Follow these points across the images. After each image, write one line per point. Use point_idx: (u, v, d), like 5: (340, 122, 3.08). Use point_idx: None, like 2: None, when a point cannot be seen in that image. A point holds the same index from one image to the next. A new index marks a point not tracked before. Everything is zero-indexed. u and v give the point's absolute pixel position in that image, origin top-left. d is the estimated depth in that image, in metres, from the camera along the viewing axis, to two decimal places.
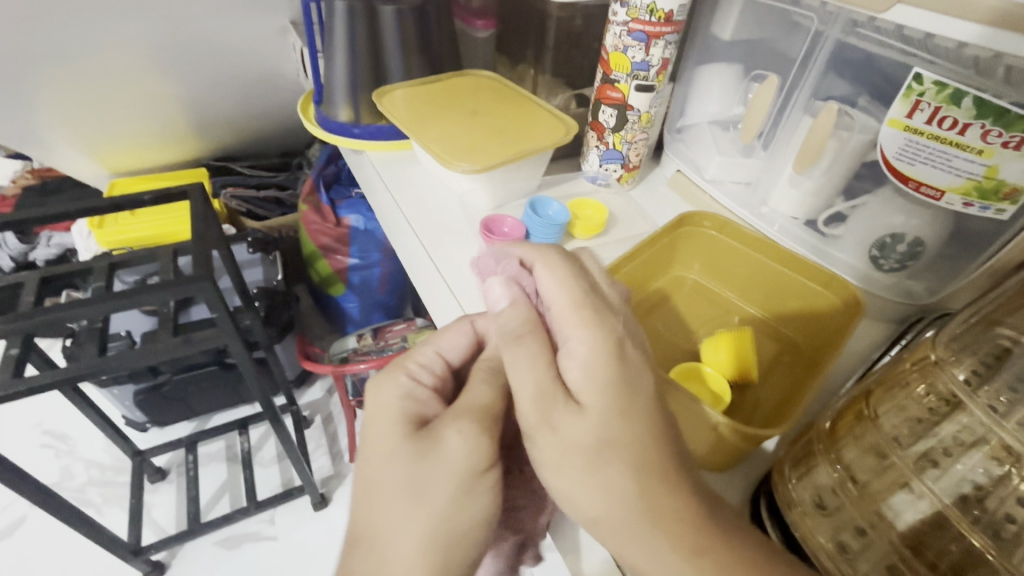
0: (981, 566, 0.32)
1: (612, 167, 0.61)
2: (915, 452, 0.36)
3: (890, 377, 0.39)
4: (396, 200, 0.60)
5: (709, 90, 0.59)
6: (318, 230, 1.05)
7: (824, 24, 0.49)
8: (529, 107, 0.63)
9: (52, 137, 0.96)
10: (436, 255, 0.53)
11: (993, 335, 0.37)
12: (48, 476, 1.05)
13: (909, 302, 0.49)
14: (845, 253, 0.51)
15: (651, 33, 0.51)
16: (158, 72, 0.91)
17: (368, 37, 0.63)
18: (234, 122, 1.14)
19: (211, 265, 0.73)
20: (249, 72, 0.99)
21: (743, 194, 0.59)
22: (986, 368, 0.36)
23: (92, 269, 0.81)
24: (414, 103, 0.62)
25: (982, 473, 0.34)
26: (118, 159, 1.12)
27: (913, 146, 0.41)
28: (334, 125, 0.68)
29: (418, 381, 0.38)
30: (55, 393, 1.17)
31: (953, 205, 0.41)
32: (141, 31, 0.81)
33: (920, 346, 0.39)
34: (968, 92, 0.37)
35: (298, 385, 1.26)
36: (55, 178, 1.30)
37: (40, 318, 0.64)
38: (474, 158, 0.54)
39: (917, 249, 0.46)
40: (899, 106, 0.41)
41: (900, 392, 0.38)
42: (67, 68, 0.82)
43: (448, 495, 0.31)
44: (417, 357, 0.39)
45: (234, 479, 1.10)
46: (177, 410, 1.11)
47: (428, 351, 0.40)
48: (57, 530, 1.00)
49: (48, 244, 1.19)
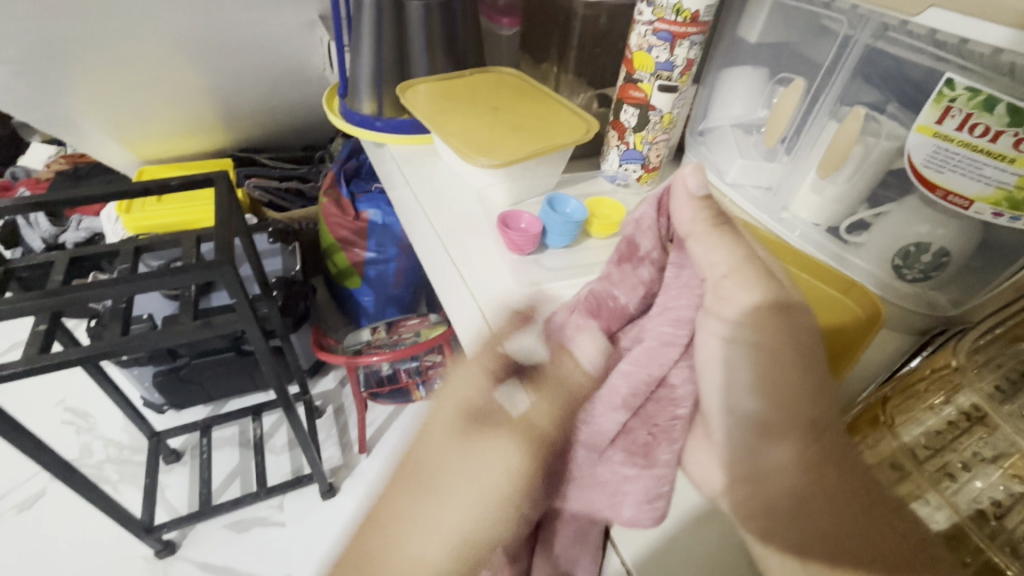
0: None
1: (631, 168, 0.61)
2: (932, 464, 0.36)
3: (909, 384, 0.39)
4: (416, 194, 0.60)
5: (733, 93, 0.59)
6: (337, 223, 1.07)
7: (853, 28, 0.48)
8: (551, 106, 0.63)
9: (86, 123, 0.98)
10: (451, 246, 0.54)
11: (1018, 351, 0.39)
12: (68, 452, 1.08)
13: (932, 314, 0.48)
14: (869, 262, 0.50)
15: (676, 33, 0.51)
16: (189, 63, 0.93)
17: (395, 31, 0.63)
18: (260, 114, 1.16)
19: (233, 251, 0.75)
20: (278, 64, 1.01)
21: (764, 198, 0.58)
22: (1013, 385, 0.37)
23: (120, 251, 0.83)
24: (436, 97, 0.63)
25: (1002, 491, 0.34)
26: (148, 147, 1.14)
27: (942, 154, 0.40)
28: (358, 117, 0.69)
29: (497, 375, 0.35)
30: (77, 371, 1.20)
31: (982, 215, 0.40)
32: (175, 22, 0.83)
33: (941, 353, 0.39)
34: (1001, 98, 0.36)
35: (311, 374, 1.28)
36: (86, 164, 1.33)
37: (68, 296, 0.66)
38: (495, 153, 0.54)
39: (943, 259, 0.45)
40: (928, 112, 0.40)
41: (918, 403, 0.38)
42: (102, 56, 0.85)
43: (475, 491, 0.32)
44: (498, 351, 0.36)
45: (246, 464, 1.12)
46: (193, 394, 1.13)
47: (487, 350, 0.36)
48: (76, 504, 1.02)
49: (77, 227, 1.23)
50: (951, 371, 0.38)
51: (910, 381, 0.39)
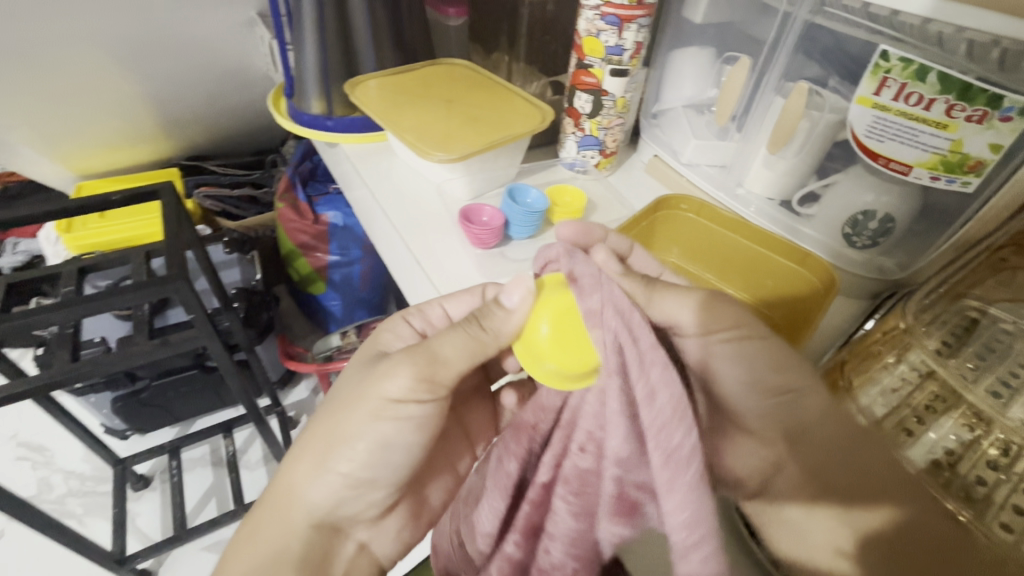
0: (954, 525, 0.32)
1: (589, 154, 0.61)
2: (891, 422, 0.38)
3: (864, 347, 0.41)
4: (374, 193, 0.59)
5: (683, 74, 0.60)
6: (295, 229, 1.03)
7: (792, 4, 0.49)
8: (505, 95, 0.62)
9: (11, 140, 0.92)
10: (414, 244, 0.53)
11: (961, 307, 0.46)
12: (25, 489, 1.02)
13: (881, 277, 0.50)
14: (821, 232, 0.52)
15: (623, 17, 0.51)
16: (121, 67, 0.88)
17: (339, 27, 0.61)
18: (205, 119, 1.12)
19: (186, 264, 0.71)
20: (220, 66, 0.97)
21: (719, 176, 0.59)
22: (958, 337, 0.44)
23: (62, 274, 0.79)
24: (388, 93, 0.61)
25: (954, 439, 0.37)
26: (85, 163, 1.08)
27: (881, 123, 0.42)
28: (306, 117, 0.67)
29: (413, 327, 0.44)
30: (28, 403, 1.14)
31: (921, 180, 0.42)
32: (103, 25, 0.79)
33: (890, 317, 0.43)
34: (932, 67, 0.38)
35: (282, 386, 1.25)
36: (18, 184, 1.25)
37: (9, 325, 0.62)
38: (452, 147, 0.53)
39: (888, 225, 0.47)
40: (866, 84, 0.41)
41: (874, 362, 0.41)
42: (25, 66, 0.79)
43: (371, 409, 0.38)
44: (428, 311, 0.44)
45: (220, 483, 1.09)
46: (157, 416, 1.09)
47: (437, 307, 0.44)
48: (39, 543, 0.97)
49: (14, 252, 1.16)
50: (900, 332, 0.41)
51: (865, 344, 0.41)
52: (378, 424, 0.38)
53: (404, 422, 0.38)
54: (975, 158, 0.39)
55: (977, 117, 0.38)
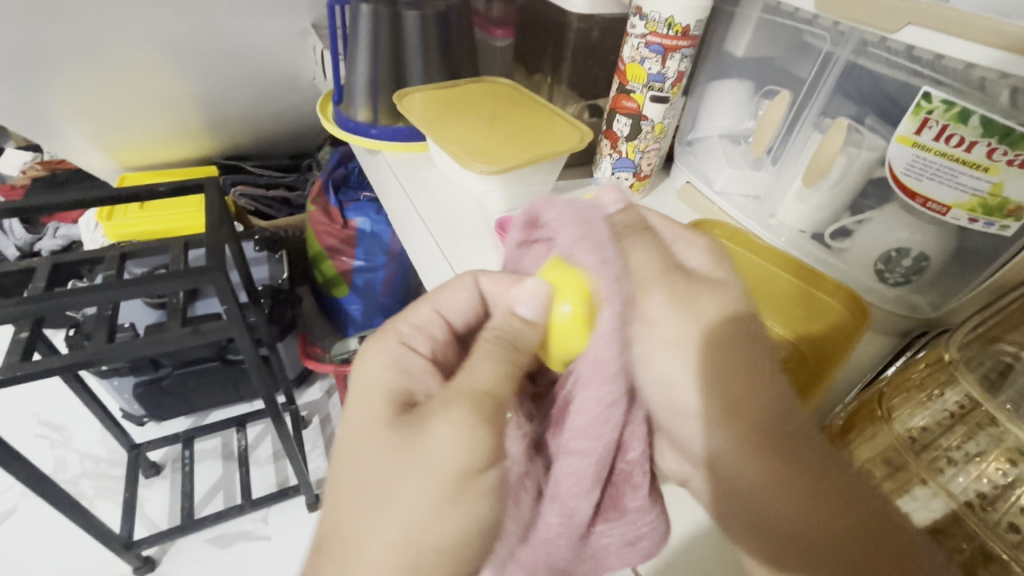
0: (992, 566, 0.31)
1: (624, 175, 0.62)
2: (927, 455, 0.35)
3: (901, 379, 0.39)
4: (417, 202, 0.60)
5: (719, 106, 0.61)
6: (325, 231, 1.07)
7: (834, 44, 0.50)
8: (544, 114, 0.64)
9: (69, 131, 0.94)
10: (447, 249, 0.55)
11: (995, 351, 0.38)
12: (43, 466, 1.08)
13: (913, 316, 0.49)
14: (852, 266, 0.52)
15: (668, 46, 0.53)
16: (172, 68, 0.89)
17: (391, 39, 0.64)
18: (254, 123, 1.13)
19: (224, 256, 0.73)
20: (268, 75, 0.99)
21: (752, 206, 0.60)
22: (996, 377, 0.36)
23: (103, 258, 0.82)
24: (433, 106, 0.64)
25: (984, 483, 0.33)
26: (133, 152, 1.08)
27: (921, 162, 0.43)
28: (351, 124, 0.69)
29: (410, 346, 0.38)
30: (56, 383, 1.20)
31: (958, 221, 0.43)
32: (168, 32, 0.81)
33: (935, 347, 0.40)
34: (975, 111, 0.38)
35: (298, 385, 1.28)
36: (65, 171, 1.26)
37: (46, 302, 0.64)
38: (494, 159, 0.55)
39: (923, 263, 0.47)
40: (908, 123, 0.42)
41: (912, 397, 0.38)
42: (86, 61, 0.80)
43: (433, 489, 0.31)
44: (412, 317, 0.40)
45: (229, 476, 1.14)
46: (176, 405, 1.12)
47: (427, 309, 0.40)
48: (51, 518, 1.01)
49: (54, 235, 1.23)
50: (944, 364, 0.38)
51: (902, 379, 0.39)
52: (439, 519, 0.31)
53: (485, 499, 0.32)
54: (1015, 202, 0.39)
55: (1019, 161, 0.38)
